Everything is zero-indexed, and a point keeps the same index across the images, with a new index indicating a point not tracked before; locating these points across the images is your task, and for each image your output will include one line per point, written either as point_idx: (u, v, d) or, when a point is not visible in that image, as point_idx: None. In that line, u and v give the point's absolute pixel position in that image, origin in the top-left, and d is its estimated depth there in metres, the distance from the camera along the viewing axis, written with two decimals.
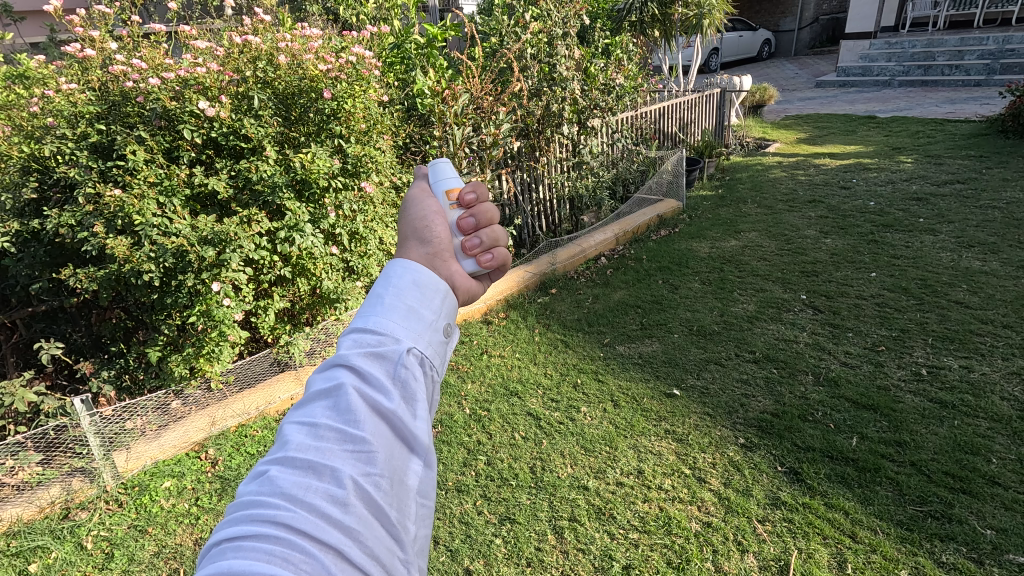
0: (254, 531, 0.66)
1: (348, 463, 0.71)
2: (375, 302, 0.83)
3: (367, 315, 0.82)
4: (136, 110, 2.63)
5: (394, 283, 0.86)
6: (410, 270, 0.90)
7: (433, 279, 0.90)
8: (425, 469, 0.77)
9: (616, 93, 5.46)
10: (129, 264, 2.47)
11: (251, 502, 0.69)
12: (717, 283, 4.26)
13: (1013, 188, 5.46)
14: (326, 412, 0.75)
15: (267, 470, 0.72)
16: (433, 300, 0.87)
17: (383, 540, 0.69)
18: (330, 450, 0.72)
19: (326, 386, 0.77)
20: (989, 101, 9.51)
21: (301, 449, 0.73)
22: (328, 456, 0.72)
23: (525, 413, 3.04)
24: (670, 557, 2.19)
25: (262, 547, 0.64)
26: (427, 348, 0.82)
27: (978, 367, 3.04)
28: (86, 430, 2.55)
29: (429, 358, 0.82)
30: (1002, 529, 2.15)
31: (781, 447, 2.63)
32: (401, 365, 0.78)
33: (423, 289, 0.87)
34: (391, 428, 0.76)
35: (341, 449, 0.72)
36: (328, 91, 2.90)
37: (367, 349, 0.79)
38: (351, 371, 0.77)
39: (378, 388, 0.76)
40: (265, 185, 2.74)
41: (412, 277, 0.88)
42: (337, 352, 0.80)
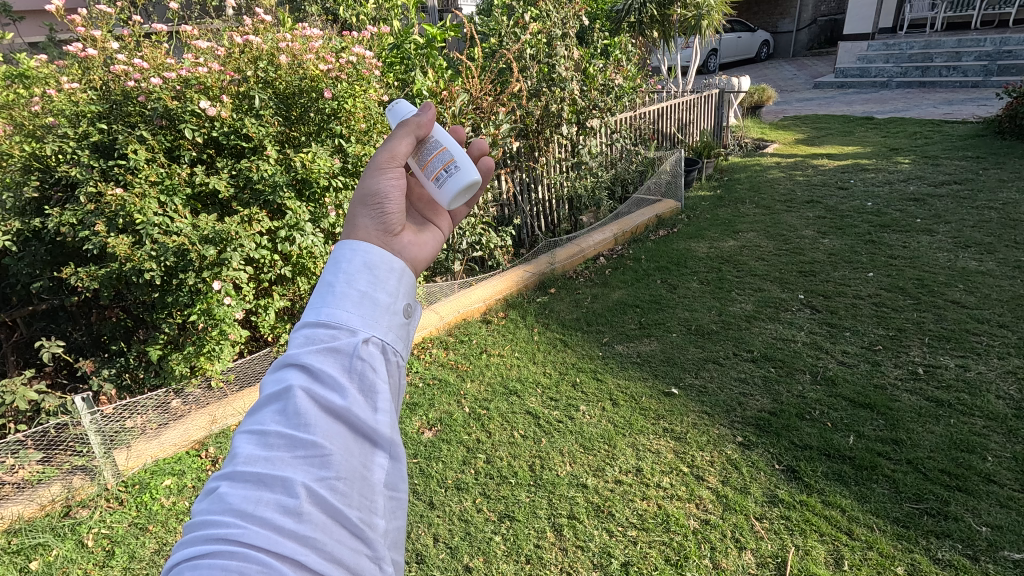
0: (206, 548, 0.67)
1: (303, 466, 0.73)
2: (324, 293, 0.85)
3: (316, 307, 0.85)
4: (138, 110, 2.64)
5: (345, 268, 0.88)
6: (358, 251, 0.91)
7: (384, 261, 0.92)
8: (387, 464, 0.79)
9: (615, 93, 5.48)
10: (130, 263, 2.48)
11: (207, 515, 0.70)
12: (715, 282, 4.28)
13: (1009, 189, 5.49)
14: (278, 417, 0.77)
15: (220, 483, 0.73)
16: (385, 282, 0.89)
17: (346, 534, 0.71)
18: (284, 456, 0.74)
19: (278, 390, 0.79)
20: (986, 102, 9.55)
21: (256, 457, 0.75)
22: (283, 461, 0.74)
23: (524, 411, 3.05)
24: (668, 554, 2.21)
25: (219, 556, 0.66)
26: (381, 336, 0.85)
27: (973, 366, 3.07)
28: (88, 428, 2.56)
29: (386, 345, 0.85)
30: (997, 526, 2.16)
31: (778, 446, 2.65)
32: (356, 358, 0.81)
33: (374, 271, 0.90)
34: (348, 425, 0.78)
35: (295, 452, 0.74)
36: (329, 91, 2.92)
37: (320, 347, 0.81)
38: (303, 372, 0.80)
39: (330, 388, 0.78)
40: (266, 184, 2.75)
41: (362, 259, 0.90)
42: (288, 353, 0.82)
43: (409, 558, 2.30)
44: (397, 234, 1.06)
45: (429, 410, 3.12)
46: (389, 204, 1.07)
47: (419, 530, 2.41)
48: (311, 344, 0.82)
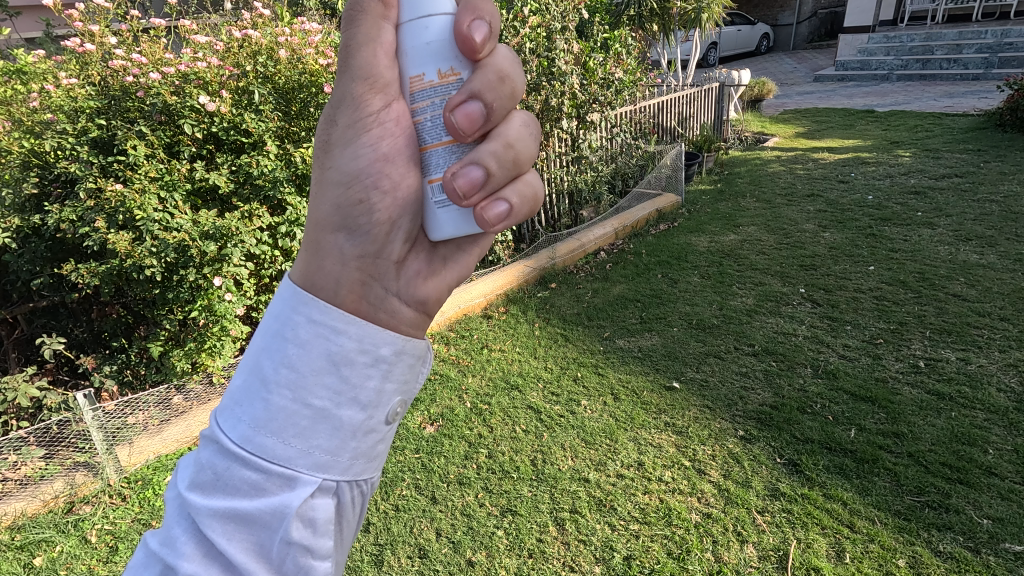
0: None
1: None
2: (265, 420, 0.77)
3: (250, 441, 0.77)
4: (137, 105, 2.63)
5: (292, 382, 0.79)
6: (312, 356, 0.80)
7: (348, 367, 0.81)
8: None
9: (614, 87, 5.43)
10: (130, 259, 2.47)
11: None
12: (716, 277, 4.27)
13: (1011, 182, 5.48)
14: None
15: None
16: (348, 393, 0.81)
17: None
18: None
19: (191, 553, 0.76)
20: (987, 94, 9.52)
21: None
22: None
23: (526, 406, 3.06)
24: (670, 547, 2.21)
25: None
26: (328, 485, 0.80)
27: (975, 359, 3.07)
28: (89, 424, 2.57)
29: (332, 494, 0.81)
30: (998, 518, 2.17)
31: (780, 439, 2.65)
32: (279, 539, 0.76)
33: (333, 383, 0.80)
34: None
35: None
36: (329, 86, 2.91)
37: (232, 520, 0.76)
38: (204, 547, 0.76)
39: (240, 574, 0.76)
40: (266, 179, 2.75)
41: (325, 358, 0.80)
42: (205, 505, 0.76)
43: (411, 553, 2.30)
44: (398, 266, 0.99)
45: (431, 405, 3.12)
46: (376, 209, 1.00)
47: (422, 525, 2.42)
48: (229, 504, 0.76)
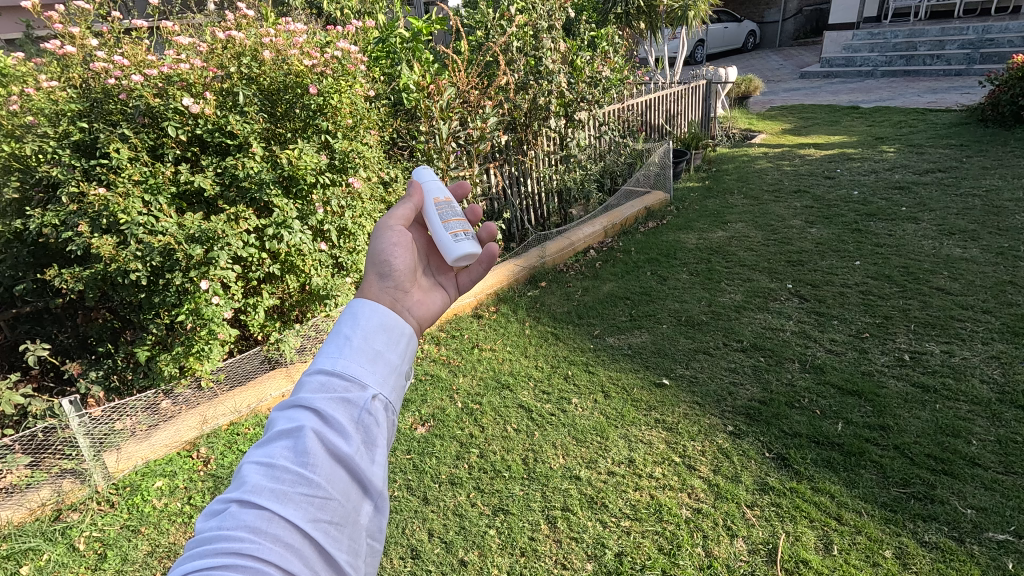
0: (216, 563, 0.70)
1: (305, 502, 0.78)
2: (346, 343, 0.93)
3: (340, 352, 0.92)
4: (119, 108, 2.59)
5: (362, 325, 0.96)
6: (376, 311, 0.99)
7: (399, 323, 1.01)
8: (375, 511, 0.85)
9: (602, 85, 5.42)
10: (115, 264, 2.45)
11: (209, 539, 0.74)
12: (704, 273, 4.30)
13: (993, 176, 5.56)
14: (286, 452, 0.82)
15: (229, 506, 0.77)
16: (397, 345, 0.98)
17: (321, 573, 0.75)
18: (287, 491, 0.78)
19: (290, 426, 0.84)
20: (970, 90, 9.64)
21: (266, 482, 0.79)
22: (287, 494, 0.78)
23: (516, 405, 3.07)
24: (661, 543, 2.23)
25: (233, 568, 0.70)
26: (386, 394, 0.92)
27: (958, 352, 3.11)
28: (76, 431, 2.53)
29: (388, 403, 0.92)
30: (982, 508, 2.20)
31: (769, 434, 2.68)
32: (365, 411, 0.88)
33: (388, 333, 0.98)
34: (348, 472, 0.83)
35: (299, 488, 0.79)
36: (314, 87, 2.88)
37: (331, 398, 0.88)
38: (317, 415, 0.86)
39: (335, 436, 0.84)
40: (252, 181, 2.73)
41: (378, 320, 0.98)
42: (300, 394, 0.88)
43: (403, 554, 2.30)
44: (406, 294, 1.17)
45: (422, 406, 3.12)
46: (397, 258, 1.21)
47: (414, 525, 2.42)
48: (319, 392, 0.88)
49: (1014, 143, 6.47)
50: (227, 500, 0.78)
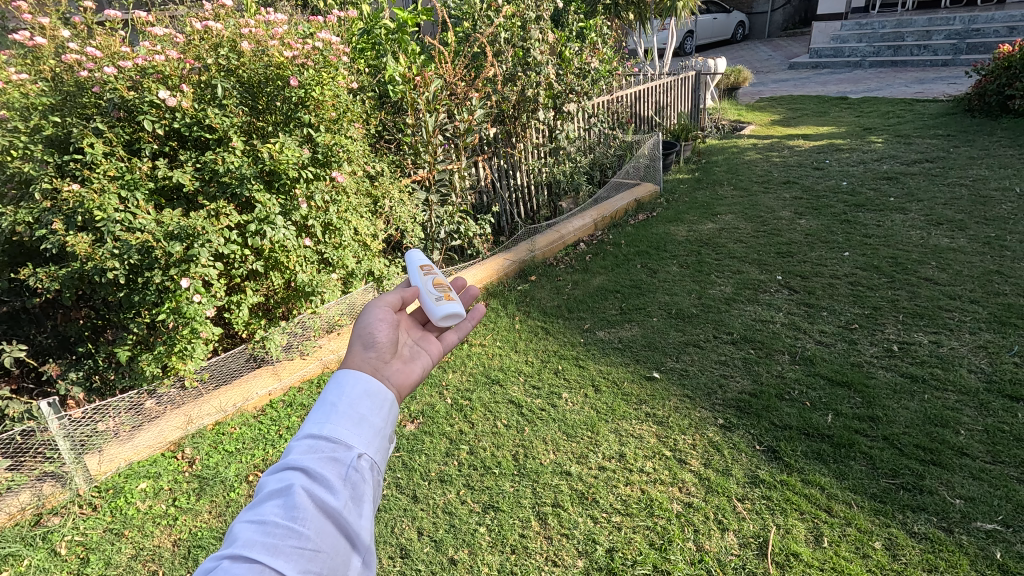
0: None
1: (295, 555, 0.76)
2: (332, 407, 0.93)
3: (328, 414, 0.91)
4: (93, 101, 2.52)
5: (348, 390, 0.96)
6: (361, 377, 0.99)
7: (384, 389, 1.00)
8: (362, 568, 0.83)
9: (590, 77, 5.33)
10: (92, 262, 2.39)
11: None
12: (695, 266, 4.29)
13: (979, 166, 5.60)
14: (276, 508, 0.80)
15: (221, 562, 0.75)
16: (384, 409, 0.97)
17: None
18: (277, 544, 0.77)
19: (280, 485, 0.83)
20: (957, 80, 9.70)
21: (257, 536, 0.77)
22: (277, 548, 0.76)
23: (506, 400, 3.04)
24: (652, 538, 2.22)
25: None
26: (373, 454, 0.91)
27: (946, 342, 3.12)
28: (55, 433, 2.47)
29: (376, 462, 0.91)
30: (970, 498, 2.21)
31: (759, 427, 2.67)
32: (353, 467, 0.87)
33: (373, 397, 0.98)
34: (337, 527, 0.82)
35: (289, 541, 0.77)
36: (295, 79, 2.80)
37: (321, 457, 0.87)
38: (306, 471, 0.85)
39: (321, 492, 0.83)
40: (233, 176, 2.66)
41: (364, 385, 0.98)
42: (289, 455, 0.86)
43: (393, 553, 2.27)
44: (386, 363, 1.20)
45: (410, 403, 3.09)
46: (381, 332, 1.26)
47: (403, 524, 2.39)
48: (308, 449, 0.87)
49: (1001, 133, 6.51)
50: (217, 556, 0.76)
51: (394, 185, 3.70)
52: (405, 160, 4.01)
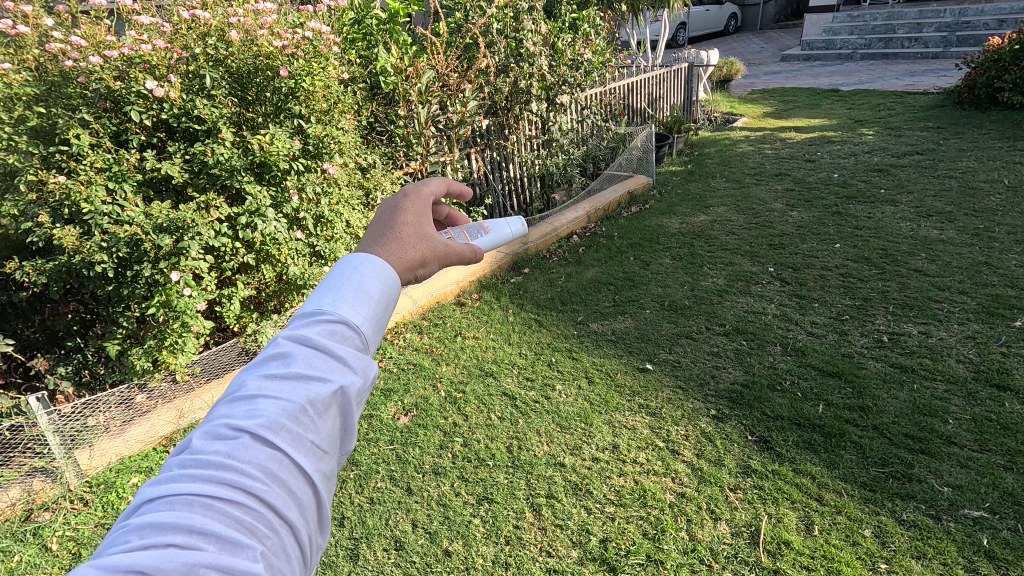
0: (219, 507, 0.59)
1: (313, 451, 0.67)
2: (364, 298, 0.75)
3: (359, 309, 0.74)
4: (79, 91, 2.47)
5: (382, 282, 0.78)
6: (394, 295, 0.79)
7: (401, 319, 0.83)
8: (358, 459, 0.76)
9: (583, 68, 5.32)
10: (79, 255, 2.36)
11: (213, 470, 0.61)
12: (687, 258, 4.30)
13: (968, 158, 5.64)
14: (298, 393, 0.67)
15: (228, 442, 0.63)
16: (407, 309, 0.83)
17: (314, 529, 0.66)
18: (298, 435, 0.66)
19: (302, 368, 0.69)
20: (946, 72, 9.75)
21: (278, 420, 0.65)
22: (298, 440, 0.65)
23: (500, 393, 3.05)
24: (646, 528, 2.23)
25: (236, 516, 0.59)
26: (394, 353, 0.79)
27: (936, 332, 3.16)
28: (45, 428, 2.45)
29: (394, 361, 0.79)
30: (958, 486, 2.24)
31: (751, 417, 2.69)
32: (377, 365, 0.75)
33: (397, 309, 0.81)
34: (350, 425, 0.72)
35: (310, 434, 0.66)
36: (285, 69, 2.78)
37: (350, 347, 0.73)
38: (332, 357, 0.71)
39: (343, 390, 0.70)
40: (222, 168, 2.64)
41: (395, 293, 0.80)
42: (311, 332, 0.70)
43: (387, 545, 2.28)
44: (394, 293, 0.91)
45: (404, 396, 3.08)
46: (430, 269, 0.92)
47: (398, 516, 2.39)
48: (342, 333, 0.72)
49: (989, 125, 6.56)
50: (230, 426, 0.64)
51: (386, 177, 3.68)
52: (398, 152, 3.98)
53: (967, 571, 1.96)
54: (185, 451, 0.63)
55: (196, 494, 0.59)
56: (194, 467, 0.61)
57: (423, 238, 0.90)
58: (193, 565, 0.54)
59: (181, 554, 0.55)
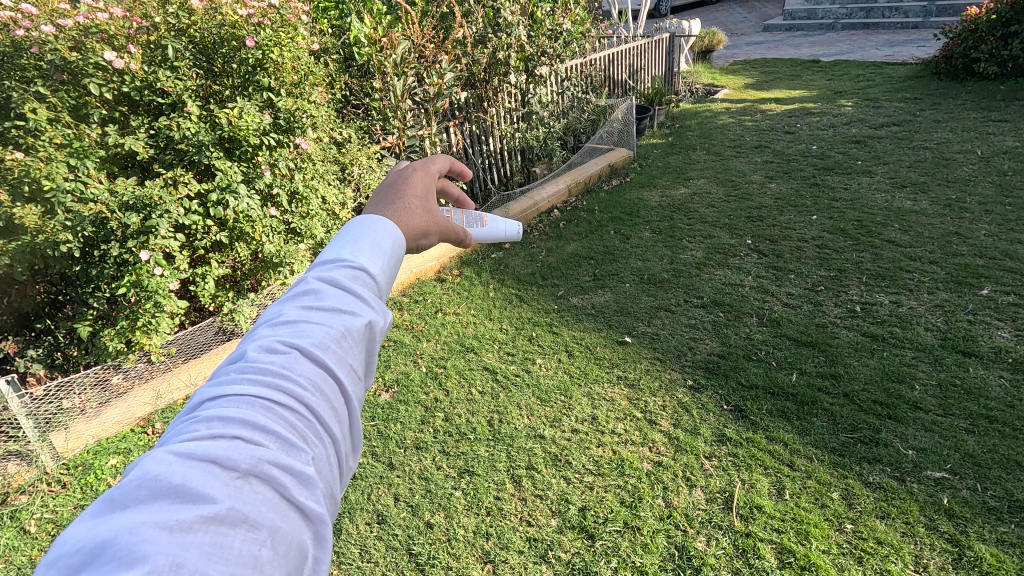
0: (270, 414, 0.58)
1: (348, 375, 0.66)
2: (378, 248, 0.76)
3: (375, 256, 0.75)
4: (33, 63, 2.34)
5: (392, 239, 0.79)
6: (401, 252, 0.79)
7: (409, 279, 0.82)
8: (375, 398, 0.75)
9: (562, 39, 5.23)
10: (42, 234, 2.29)
11: (262, 380, 0.60)
12: (667, 231, 4.32)
13: (943, 129, 5.70)
14: (334, 317, 0.67)
15: (272, 356, 0.62)
16: None
17: (350, 450, 0.65)
18: (338, 356, 0.65)
19: (334, 298, 0.69)
20: (925, 43, 9.79)
21: (319, 340, 0.64)
22: (336, 362, 0.65)
23: (481, 367, 3.06)
24: (623, 496, 2.29)
25: (287, 425, 0.58)
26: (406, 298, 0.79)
27: (906, 302, 3.23)
28: (17, 412, 2.41)
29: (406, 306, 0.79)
30: (922, 448, 2.32)
31: (726, 387, 2.75)
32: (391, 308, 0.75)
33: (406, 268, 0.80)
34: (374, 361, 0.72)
35: (345, 359, 0.66)
36: (251, 40, 2.66)
37: (373, 287, 0.73)
38: (360, 293, 0.71)
39: (370, 325, 0.70)
40: (190, 143, 2.57)
41: (402, 252, 0.80)
42: (337, 270, 0.71)
43: (370, 519, 2.30)
44: None
45: (386, 372, 3.09)
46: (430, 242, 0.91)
47: (380, 491, 2.41)
48: (364, 277, 0.73)
49: (965, 96, 6.62)
50: (279, 342, 0.63)
51: (362, 151, 3.62)
52: (374, 126, 3.90)
53: (927, 529, 2.04)
54: (238, 359, 0.63)
55: (256, 397, 0.59)
56: (251, 373, 0.61)
57: (429, 211, 0.90)
58: (260, 460, 0.54)
59: (247, 447, 0.54)
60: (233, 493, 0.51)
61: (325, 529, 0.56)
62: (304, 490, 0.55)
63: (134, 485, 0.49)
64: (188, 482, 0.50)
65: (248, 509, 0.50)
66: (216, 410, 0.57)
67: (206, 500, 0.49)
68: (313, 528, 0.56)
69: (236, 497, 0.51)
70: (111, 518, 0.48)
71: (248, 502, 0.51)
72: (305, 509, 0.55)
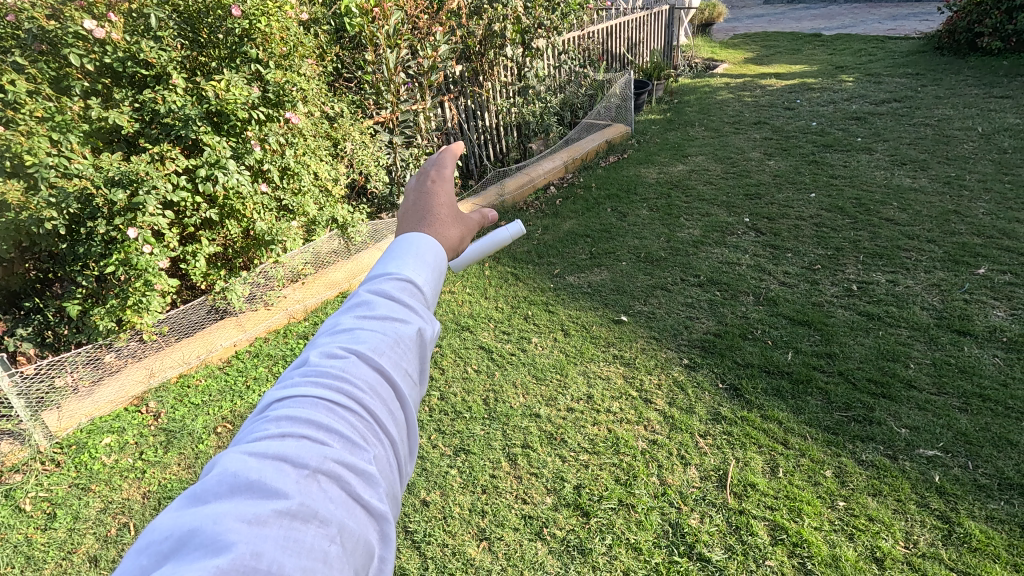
0: (332, 419, 0.59)
1: (402, 380, 0.67)
2: (421, 262, 0.78)
3: (420, 269, 0.77)
4: (10, 32, 2.25)
5: (433, 253, 0.81)
6: (440, 263, 0.81)
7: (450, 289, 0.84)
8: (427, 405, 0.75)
9: (560, 10, 5.10)
10: (26, 211, 2.23)
11: (323, 389, 0.61)
12: (664, 209, 4.28)
13: (944, 105, 5.63)
14: (387, 324, 0.68)
15: (331, 366, 0.64)
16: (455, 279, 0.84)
17: (406, 453, 0.66)
18: (392, 360, 0.66)
19: (384, 307, 0.70)
20: (928, 16, 9.63)
21: (375, 347, 0.65)
22: (390, 368, 0.66)
23: (476, 346, 3.05)
24: (618, 474, 2.30)
25: (348, 428, 0.59)
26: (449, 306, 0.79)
27: (903, 281, 3.22)
28: (7, 391, 2.37)
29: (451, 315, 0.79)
30: (915, 427, 2.34)
31: (722, 365, 2.75)
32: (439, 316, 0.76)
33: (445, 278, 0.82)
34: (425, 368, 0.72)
35: (398, 365, 0.67)
36: (237, 8, 2.57)
37: (420, 298, 0.74)
38: (407, 302, 0.72)
39: (420, 332, 0.70)
40: (176, 117, 2.50)
41: (442, 263, 0.81)
42: (387, 284, 0.73)
43: None
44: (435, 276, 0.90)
45: None
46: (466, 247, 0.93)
47: None
48: (411, 288, 0.74)
49: (967, 72, 6.53)
50: (337, 352, 0.65)
51: (355, 126, 3.54)
52: (367, 100, 3.82)
53: (918, 506, 2.06)
54: (302, 366, 0.65)
55: (320, 399, 0.61)
56: (315, 378, 0.63)
57: (461, 216, 0.91)
58: (327, 459, 0.55)
59: (315, 447, 0.56)
60: (303, 489, 0.52)
61: (388, 526, 0.56)
62: (369, 487, 0.56)
63: (215, 481, 0.52)
64: (262, 479, 0.52)
65: (318, 505, 0.51)
66: (284, 416, 0.59)
67: (280, 495, 0.51)
68: (378, 525, 0.56)
69: (306, 493, 0.52)
70: (196, 509, 0.50)
71: (316, 499, 0.52)
72: (370, 506, 0.55)
